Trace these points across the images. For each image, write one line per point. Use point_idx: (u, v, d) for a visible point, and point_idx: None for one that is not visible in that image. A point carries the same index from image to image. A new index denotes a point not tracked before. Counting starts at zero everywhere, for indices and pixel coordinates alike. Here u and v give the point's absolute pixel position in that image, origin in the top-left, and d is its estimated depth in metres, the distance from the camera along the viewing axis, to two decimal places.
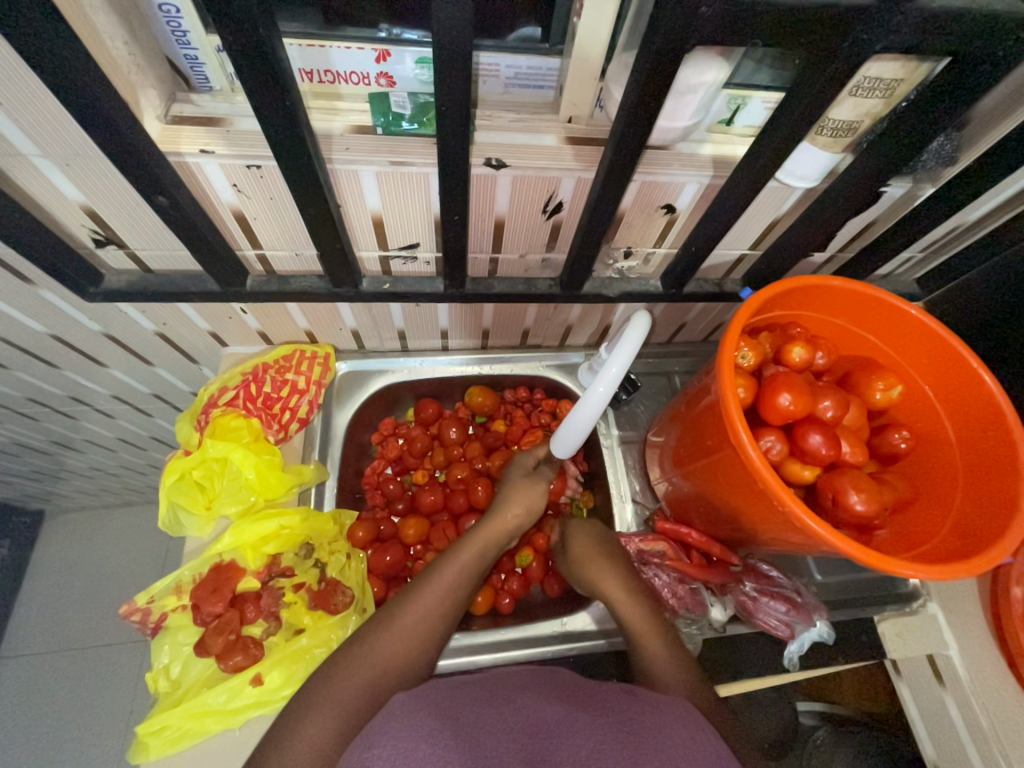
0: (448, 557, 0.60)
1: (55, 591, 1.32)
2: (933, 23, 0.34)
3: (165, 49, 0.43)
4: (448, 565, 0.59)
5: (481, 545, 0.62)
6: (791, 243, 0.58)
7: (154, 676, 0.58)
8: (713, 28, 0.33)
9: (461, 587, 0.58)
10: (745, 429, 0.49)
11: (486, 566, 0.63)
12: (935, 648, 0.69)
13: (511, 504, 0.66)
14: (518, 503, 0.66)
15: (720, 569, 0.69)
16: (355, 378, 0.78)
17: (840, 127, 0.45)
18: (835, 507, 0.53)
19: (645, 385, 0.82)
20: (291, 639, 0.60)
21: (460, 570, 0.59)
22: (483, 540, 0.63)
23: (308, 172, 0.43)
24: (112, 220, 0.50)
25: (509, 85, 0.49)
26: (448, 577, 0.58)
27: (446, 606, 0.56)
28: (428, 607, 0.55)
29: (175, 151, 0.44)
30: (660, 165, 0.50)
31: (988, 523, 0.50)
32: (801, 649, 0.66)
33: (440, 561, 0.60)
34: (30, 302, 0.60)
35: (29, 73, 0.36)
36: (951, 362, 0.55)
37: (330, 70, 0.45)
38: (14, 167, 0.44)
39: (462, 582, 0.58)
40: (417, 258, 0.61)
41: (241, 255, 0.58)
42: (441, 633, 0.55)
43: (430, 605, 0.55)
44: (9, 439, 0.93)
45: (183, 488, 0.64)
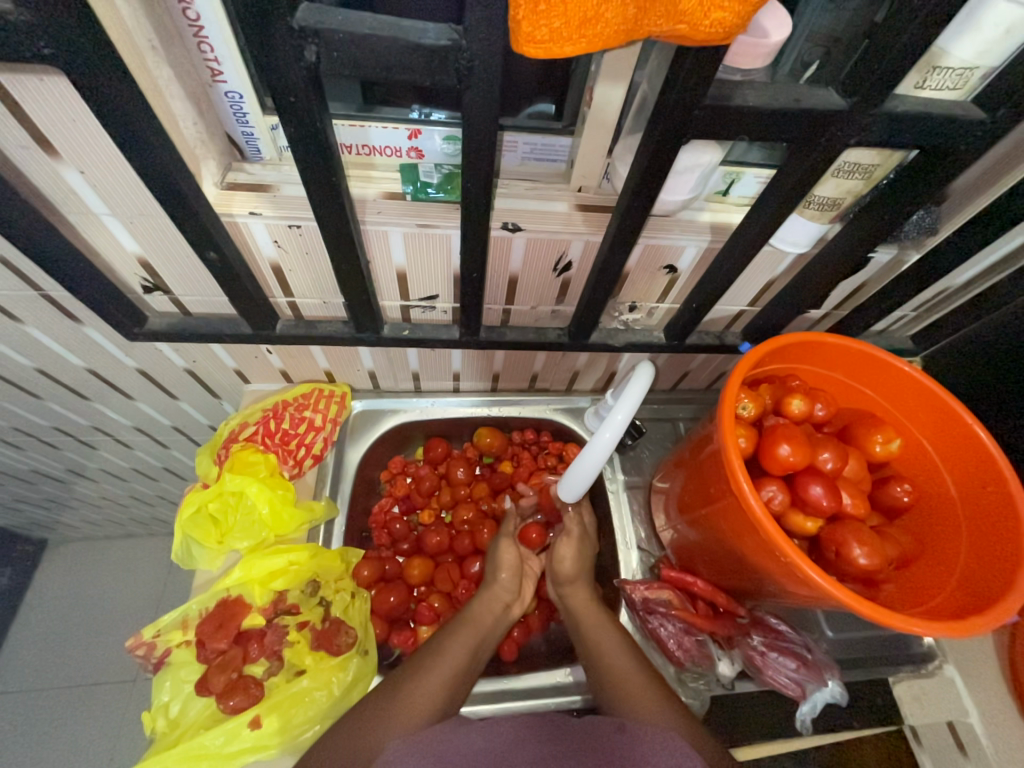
0: (451, 633, 0.61)
1: (50, 624, 1.30)
2: (899, 124, 0.39)
3: (226, 127, 0.48)
4: (454, 640, 0.60)
5: (483, 618, 0.64)
6: (787, 302, 0.62)
7: (152, 714, 0.58)
8: (705, 126, 0.38)
9: (466, 663, 0.58)
10: (746, 478, 0.51)
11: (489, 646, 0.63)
12: (956, 715, 0.67)
13: (501, 574, 0.69)
14: (508, 570, 0.69)
15: (727, 621, 0.68)
16: (369, 416, 0.81)
17: (825, 202, 0.50)
18: (838, 560, 0.53)
19: (650, 430, 0.84)
20: (292, 680, 0.60)
21: (465, 645, 0.59)
22: (483, 614, 0.64)
23: (344, 234, 0.48)
24: (162, 269, 0.56)
25: (525, 159, 0.54)
26: (456, 649, 0.58)
27: (455, 678, 0.56)
28: (436, 678, 0.54)
29: (228, 212, 0.49)
30: (662, 230, 0.55)
31: (993, 580, 0.50)
32: (814, 710, 0.63)
33: (444, 637, 0.61)
34: (75, 339, 0.65)
35: (112, 149, 0.42)
36: (947, 418, 0.57)
37: (367, 144, 0.50)
38: (84, 223, 0.49)
39: (468, 656, 0.59)
40: (436, 307, 0.65)
41: (274, 301, 0.63)
42: (452, 705, 0.53)
43: (439, 676, 0.55)
44: (28, 466, 0.95)
45: (198, 521, 0.66)
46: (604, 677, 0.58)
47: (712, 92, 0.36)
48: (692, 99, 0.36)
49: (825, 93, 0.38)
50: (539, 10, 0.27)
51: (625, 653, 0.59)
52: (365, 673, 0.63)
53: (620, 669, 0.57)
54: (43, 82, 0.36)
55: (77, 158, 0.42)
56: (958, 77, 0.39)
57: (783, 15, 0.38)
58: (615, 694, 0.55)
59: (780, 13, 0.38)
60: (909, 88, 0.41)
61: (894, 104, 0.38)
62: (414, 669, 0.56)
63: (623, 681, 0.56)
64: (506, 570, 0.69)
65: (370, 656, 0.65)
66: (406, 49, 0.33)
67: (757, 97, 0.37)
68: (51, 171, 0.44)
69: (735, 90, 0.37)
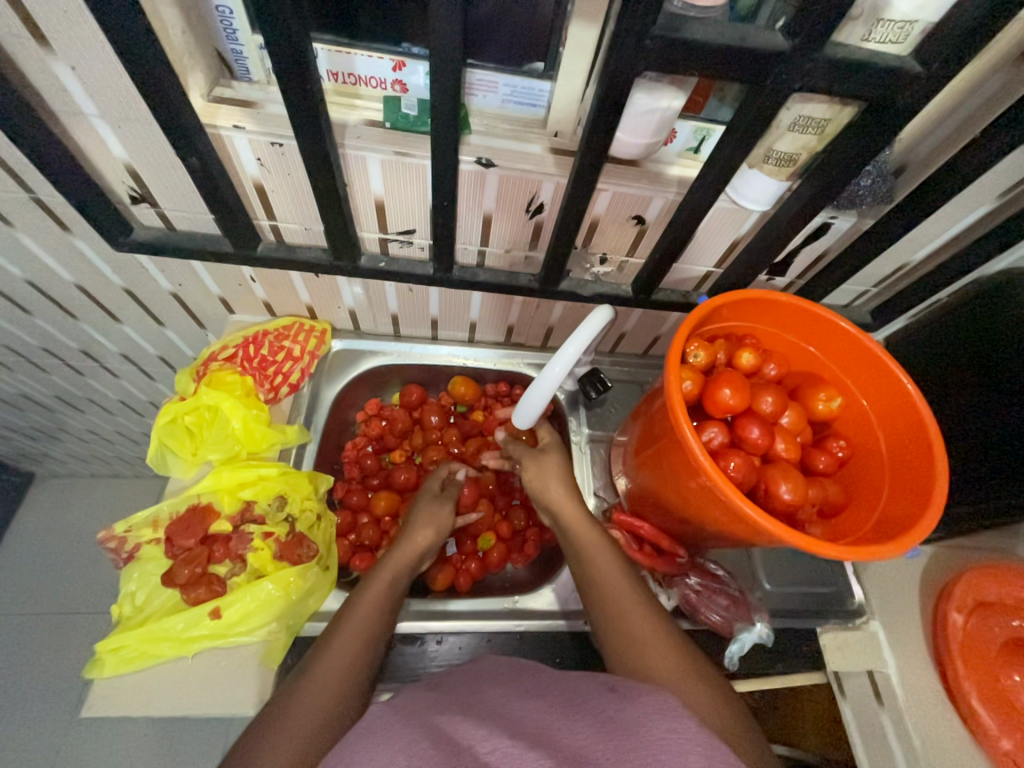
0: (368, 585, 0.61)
1: (32, 552, 1.34)
2: (843, 69, 0.41)
3: (216, 43, 0.51)
4: (353, 624, 0.57)
5: (401, 564, 0.64)
6: (748, 261, 0.65)
7: (120, 601, 0.62)
8: (658, 57, 0.40)
9: (386, 610, 0.60)
10: (685, 417, 0.54)
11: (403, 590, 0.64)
12: (874, 664, 0.73)
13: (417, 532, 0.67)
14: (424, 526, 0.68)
15: (670, 560, 0.71)
16: (347, 355, 0.84)
17: (782, 158, 0.53)
18: (767, 497, 0.57)
19: (618, 389, 0.88)
20: (252, 581, 0.63)
21: (365, 620, 0.57)
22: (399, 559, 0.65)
23: (321, 154, 0.51)
24: (149, 180, 0.58)
25: (505, 101, 0.56)
26: (352, 630, 0.56)
27: (355, 662, 0.53)
28: (336, 670, 0.52)
29: (212, 123, 0.52)
30: (629, 178, 0.58)
31: (905, 515, 0.54)
32: (741, 649, 0.67)
33: (363, 589, 0.61)
34: (64, 249, 0.67)
35: (98, 43, 0.44)
36: (883, 376, 0.60)
37: (353, 73, 0.53)
38: (73, 123, 0.51)
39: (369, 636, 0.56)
40: (413, 243, 0.68)
41: (256, 223, 0.65)
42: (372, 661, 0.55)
43: (334, 685, 0.51)
44: (17, 388, 0.99)
45: (173, 431, 0.69)
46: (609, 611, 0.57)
47: (664, 23, 0.39)
48: (643, 27, 0.38)
49: (771, 35, 0.41)
50: None
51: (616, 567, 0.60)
52: (322, 585, 0.66)
53: (624, 600, 0.57)
54: None
55: (67, 51, 0.44)
56: (899, 31, 0.41)
57: None
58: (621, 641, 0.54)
59: None
60: (855, 40, 0.42)
61: (835, 49, 0.41)
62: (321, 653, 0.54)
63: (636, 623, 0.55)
64: (425, 522, 0.69)
65: (330, 572, 0.68)
66: None
67: (706, 31, 0.39)
68: (43, 63, 0.46)
69: (685, 23, 0.39)
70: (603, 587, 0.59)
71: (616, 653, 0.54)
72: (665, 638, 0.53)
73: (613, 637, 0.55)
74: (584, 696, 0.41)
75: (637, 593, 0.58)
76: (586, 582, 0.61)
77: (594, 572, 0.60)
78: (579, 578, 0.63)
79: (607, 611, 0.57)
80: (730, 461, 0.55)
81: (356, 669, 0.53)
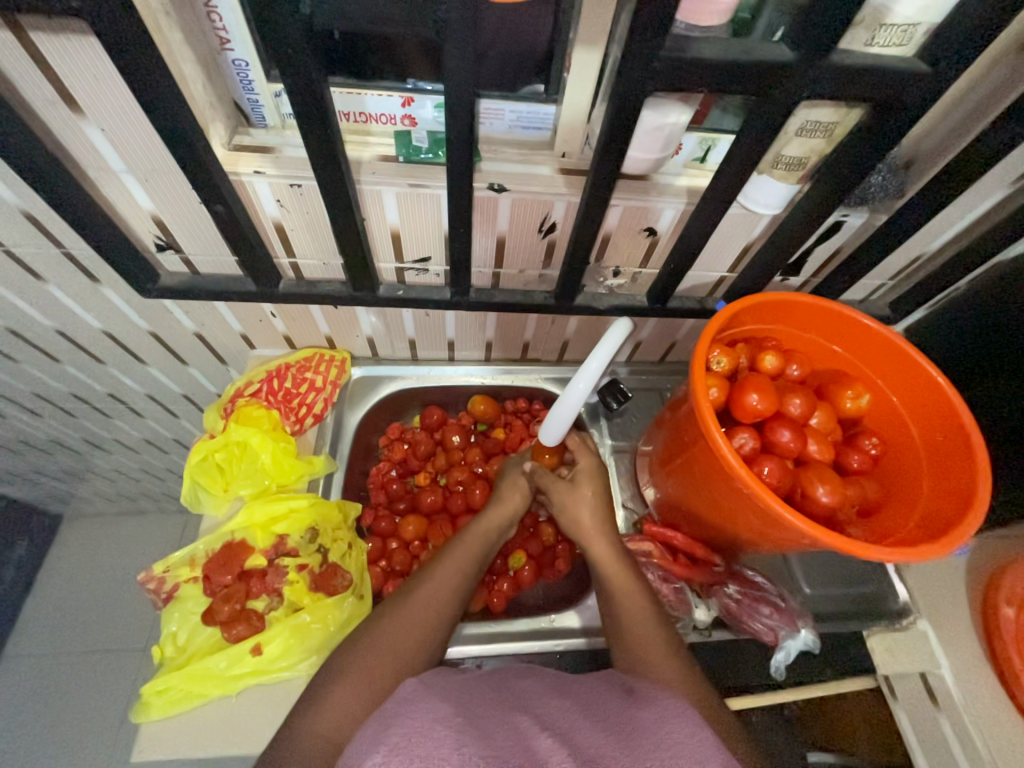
0: (458, 542, 0.64)
1: (63, 594, 1.36)
2: (849, 75, 0.42)
3: (233, 94, 0.53)
4: (442, 576, 0.59)
5: (491, 526, 0.67)
6: (762, 263, 0.65)
7: (161, 643, 0.62)
8: (666, 78, 0.42)
9: (473, 567, 0.62)
10: (716, 425, 0.53)
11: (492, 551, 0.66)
12: (928, 665, 0.69)
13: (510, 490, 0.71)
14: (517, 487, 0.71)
15: (705, 570, 0.71)
16: (367, 382, 0.85)
17: (792, 162, 0.53)
18: (804, 500, 0.56)
19: (638, 398, 0.87)
20: (291, 614, 0.64)
21: (455, 576, 0.60)
22: (491, 519, 0.67)
23: (339, 192, 0.52)
24: (174, 228, 0.60)
25: (512, 127, 0.58)
26: (442, 582, 0.59)
27: (438, 616, 0.56)
28: (420, 623, 0.55)
29: (235, 171, 0.54)
30: (639, 192, 0.59)
31: (949, 510, 0.53)
32: (787, 657, 0.67)
33: (454, 543, 0.64)
34: (93, 298, 0.69)
35: (127, 105, 0.46)
36: (911, 370, 0.59)
37: (363, 111, 0.54)
38: (102, 180, 0.54)
39: (456, 591, 0.59)
40: (429, 269, 0.69)
41: (276, 261, 0.67)
42: (454, 615, 0.58)
43: (411, 639, 0.54)
44: (46, 433, 1.01)
45: (205, 468, 0.71)
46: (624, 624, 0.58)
47: (670, 46, 0.40)
48: (651, 51, 0.39)
49: (776, 48, 0.41)
50: None
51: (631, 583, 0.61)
52: (359, 614, 0.67)
53: (637, 613, 0.58)
54: (70, 40, 0.41)
55: (98, 115, 0.47)
56: (902, 34, 0.42)
57: None
58: (635, 652, 0.55)
59: None
60: (859, 45, 0.43)
61: (840, 57, 0.41)
62: (408, 599, 0.57)
63: (649, 639, 0.56)
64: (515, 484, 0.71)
65: (365, 600, 0.69)
66: None
67: (713, 50, 0.41)
68: (75, 127, 0.48)
69: (692, 44, 0.40)
70: (623, 612, 0.59)
71: (625, 661, 0.56)
72: (678, 654, 0.55)
73: (624, 648, 0.57)
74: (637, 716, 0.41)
75: (650, 608, 0.59)
76: (609, 608, 0.61)
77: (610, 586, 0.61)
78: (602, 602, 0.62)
79: (621, 626, 0.58)
80: (764, 466, 0.55)
81: (438, 623, 0.56)
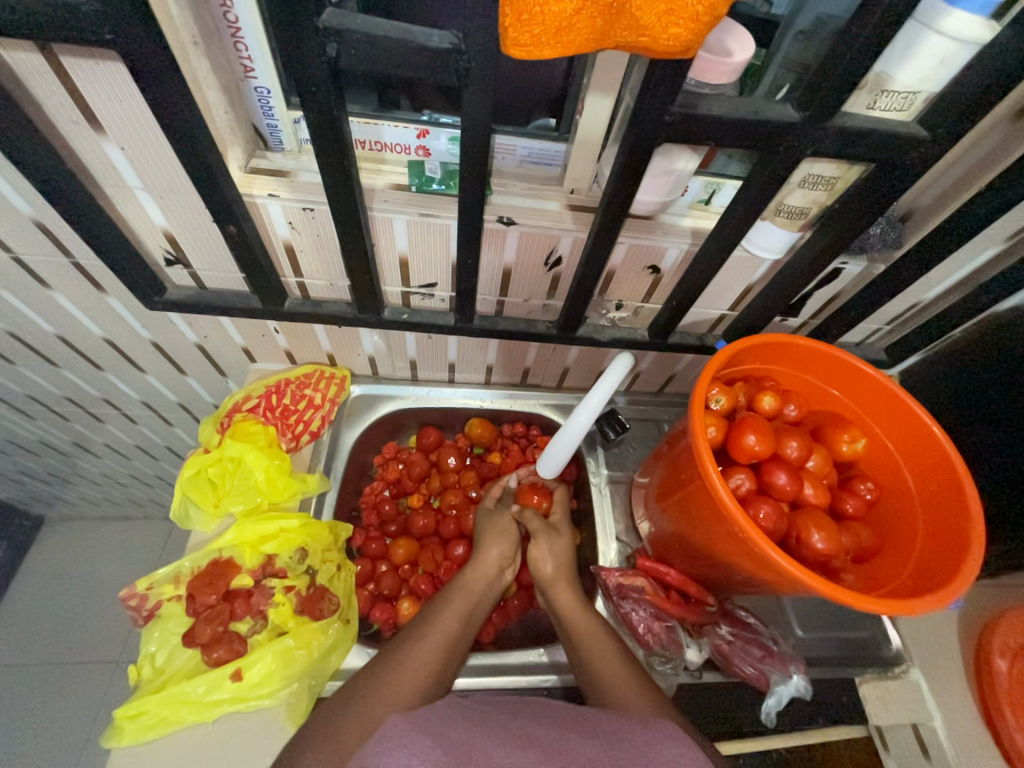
0: (444, 601, 0.63)
1: (39, 599, 1.32)
2: (850, 137, 0.44)
3: (253, 118, 0.54)
4: (427, 638, 0.58)
5: (476, 583, 0.66)
6: (763, 305, 0.66)
7: (139, 663, 0.61)
8: (676, 130, 0.43)
9: (458, 628, 0.60)
10: (713, 466, 0.53)
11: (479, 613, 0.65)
12: (919, 718, 0.69)
13: (492, 542, 0.70)
14: (499, 536, 0.70)
15: (697, 608, 0.70)
16: (365, 400, 0.85)
17: (793, 211, 0.55)
18: (798, 546, 0.57)
19: (635, 429, 0.87)
20: (273, 639, 0.62)
21: (439, 640, 0.58)
22: (475, 582, 0.66)
23: (351, 218, 0.53)
24: (185, 243, 0.60)
25: (523, 161, 0.59)
26: (427, 644, 0.57)
27: (422, 677, 0.54)
28: (401, 685, 0.52)
29: (249, 193, 0.54)
30: (645, 231, 0.60)
31: (942, 563, 0.53)
32: (779, 704, 0.65)
33: (440, 602, 0.63)
34: (97, 306, 0.69)
35: (149, 127, 0.47)
36: (907, 418, 0.60)
37: (379, 141, 0.55)
38: (118, 195, 0.54)
39: (441, 654, 0.57)
40: (434, 295, 0.70)
41: (284, 280, 0.67)
42: (440, 676, 0.56)
43: (391, 695, 0.51)
44: (37, 435, 1.00)
45: (197, 484, 0.70)
46: (594, 672, 0.58)
47: (681, 101, 0.42)
48: (662, 105, 0.41)
49: (782, 108, 0.43)
50: (522, 18, 0.31)
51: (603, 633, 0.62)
52: (344, 640, 0.66)
53: (608, 663, 0.58)
54: (100, 66, 0.42)
55: (120, 134, 0.47)
56: (903, 100, 0.44)
57: (745, 39, 0.43)
58: (603, 692, 0.55)
59: (745, 37, 0.43)
60: (861, 108, 0.46)
61: (843, 119, 0.43)
62: (387, 664, 0.55)
63: (620, 680, 0.56)
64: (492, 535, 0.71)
65: (350, 625, 0.67)
66: (414, 49, 0.38)
67: (722, 107, 0.42)
68: (95, 145, 0.49)
69: (702, 100, 0.42)
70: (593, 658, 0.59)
71: (596, 699, 0.56)
72: (644, 690, 0.55)
73: (596, 692, 0.56)
74: (646, 758, 0.40)
75: (619, 655, 0.59)
76: (579, 657, 0.60)
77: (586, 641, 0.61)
78: (570, 654, 0.62)
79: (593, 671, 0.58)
80: (759, 510, 0.55)
81: (424, 688, 0.53)
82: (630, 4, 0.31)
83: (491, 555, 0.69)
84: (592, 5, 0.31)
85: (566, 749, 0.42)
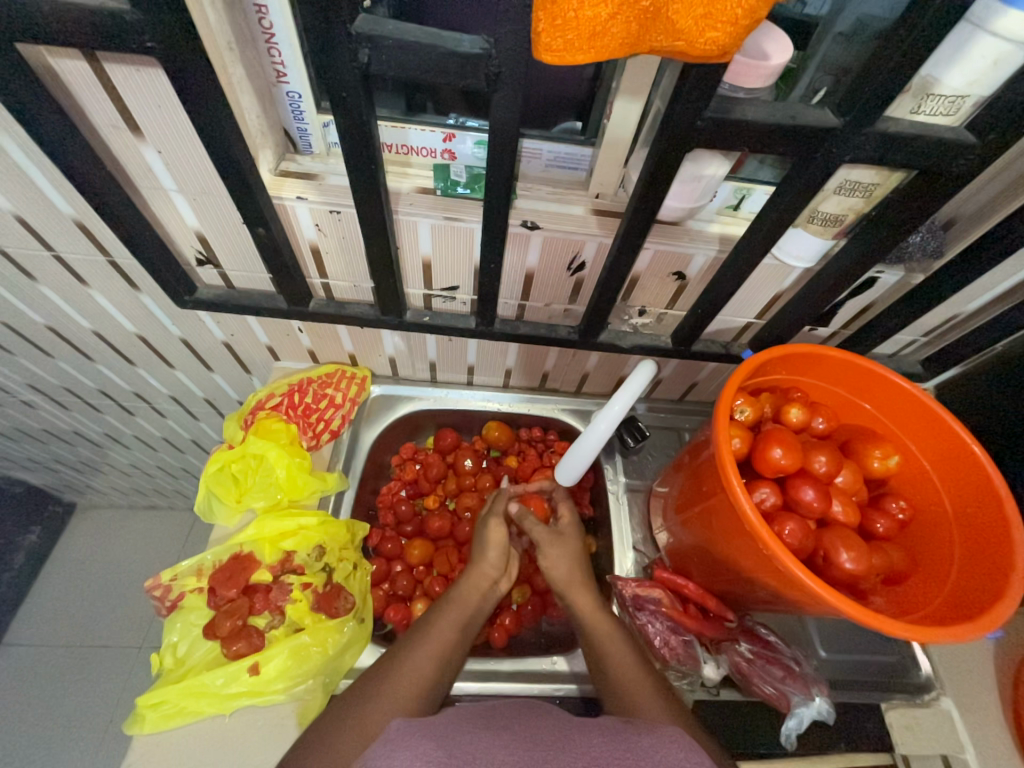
0: (438, 611, 0.63)
1: (69, 583, 1.37)
2: (892, 143, 0.42)
3: (284, 122, 0.55)
4: (422, 647, 0.57)
5: (471, 595, 0.65)
6: (793, 314, 0.64)
7: (161, 652, 0.63)
8: (708, 135, 0.42)
9: (452, 639, 0.59)
10: (737, 478, 0.52)
11: (473, 626, 0.64)
12: (950, 749, 0.66)
13: (489, 552, 0.68)
14: (496, 547, 0.69)
15: (716, 624, 0.68)
16: (385, 401, 0.86)
17: (828, 218, 0.53)
18: (826, 564, 0.55)
19: (655, 436, 0.86)
20: (290, 635, 0.63)
21: (434, 649, 0.57)
22: (469, 592, 0.65)
23: (377, 221, 0.53)
24: (216, 244, 0.62)
25: (548, 165, 0.59)
26: (424, 654, 0.56)
27: (420, 686, 0.53)
28: (398, 691, 0.52)
29: (278, 195, 0.55)
30: (671, 237, 0.59)
31: (983, 590, 0.51)
32: (800, 726, 0.63)
33: (432, 614, 0.62)
34: (132, 304, 0.72)
35: (185, 131, 0.48)
36: (944, 435, 0.57)
37: (406, 144, 0.56)
38: (154, 197, 0.56)
39: (437, 665, 0.56)
40: (456, 298, 0.70)
41: (309, 281, 0.68)
42: (436, 685, 0.55)
43: (391, 701, 0.51)
44: (72, 426, 1.04)
45: (221, 479, 0.72)
46: (612, 677, 0.56)
47: (714, 106, 0.41)
48: (694, 110, 0.40)
49: (821, 113, 0.42)
50: (556, 23, 0.31)
51: (623, 641, 0.60)
52: (358, 639, 0.66)
53: (626, 672, 0.56)
54: (141, 73, 0.43)
55: (158, 139, 0.49)
56: (950, 104, 0.42)
57: (783, 41, 0.42)
58: (622, 699, 0.54)
59: (782, 39, 0.42)
60: (905, 112, 0.44)
61: (885, 125, 0.42)
62: (390, 670, 0.54)
63: (637, 687, 0.54)
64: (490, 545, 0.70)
65: (365, 625, 0.68)
66: (445, 55, 0.38)
67: (756, 112, 0.41)
68: (134, 149, 0.50)
69: (736, 105, 0.41)
70: (611, 661, 0.58)
71: (614, 706, 0.54)
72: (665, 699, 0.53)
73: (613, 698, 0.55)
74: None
75: (638, 661, 0.57)
76: (597, 664, 0.59)
77: (602, 645, 0.60)
78: (590, 662, 0.60)
79: (611, 678, 0.56)
80: (785, 526, 0.54)
81: (420, 697, 0.53)
82: (667, 8, 0.30)
83: (484, 566, 0.67)
84: (628, 9, 0.30)
85: (583, 747, 0.41)
